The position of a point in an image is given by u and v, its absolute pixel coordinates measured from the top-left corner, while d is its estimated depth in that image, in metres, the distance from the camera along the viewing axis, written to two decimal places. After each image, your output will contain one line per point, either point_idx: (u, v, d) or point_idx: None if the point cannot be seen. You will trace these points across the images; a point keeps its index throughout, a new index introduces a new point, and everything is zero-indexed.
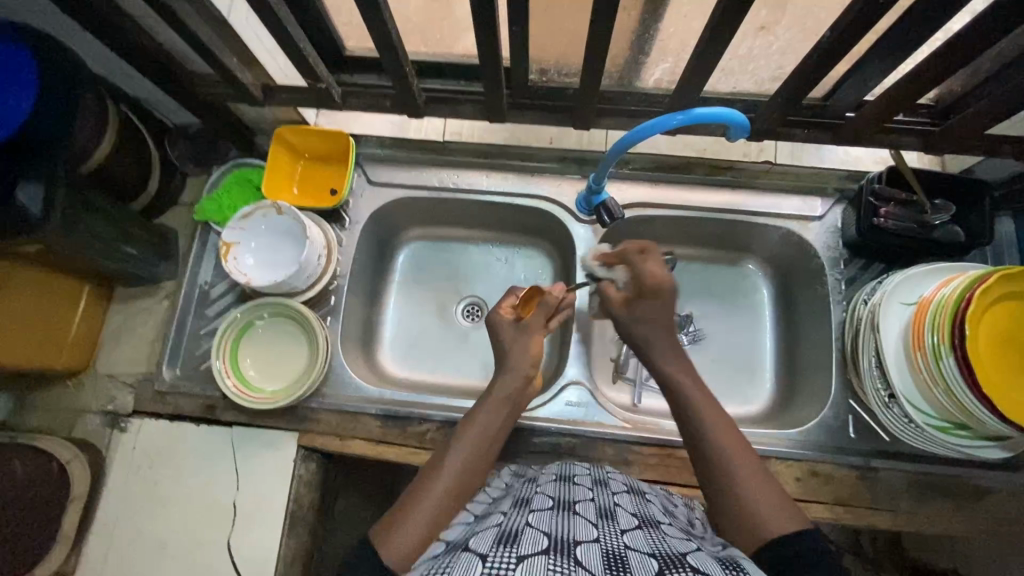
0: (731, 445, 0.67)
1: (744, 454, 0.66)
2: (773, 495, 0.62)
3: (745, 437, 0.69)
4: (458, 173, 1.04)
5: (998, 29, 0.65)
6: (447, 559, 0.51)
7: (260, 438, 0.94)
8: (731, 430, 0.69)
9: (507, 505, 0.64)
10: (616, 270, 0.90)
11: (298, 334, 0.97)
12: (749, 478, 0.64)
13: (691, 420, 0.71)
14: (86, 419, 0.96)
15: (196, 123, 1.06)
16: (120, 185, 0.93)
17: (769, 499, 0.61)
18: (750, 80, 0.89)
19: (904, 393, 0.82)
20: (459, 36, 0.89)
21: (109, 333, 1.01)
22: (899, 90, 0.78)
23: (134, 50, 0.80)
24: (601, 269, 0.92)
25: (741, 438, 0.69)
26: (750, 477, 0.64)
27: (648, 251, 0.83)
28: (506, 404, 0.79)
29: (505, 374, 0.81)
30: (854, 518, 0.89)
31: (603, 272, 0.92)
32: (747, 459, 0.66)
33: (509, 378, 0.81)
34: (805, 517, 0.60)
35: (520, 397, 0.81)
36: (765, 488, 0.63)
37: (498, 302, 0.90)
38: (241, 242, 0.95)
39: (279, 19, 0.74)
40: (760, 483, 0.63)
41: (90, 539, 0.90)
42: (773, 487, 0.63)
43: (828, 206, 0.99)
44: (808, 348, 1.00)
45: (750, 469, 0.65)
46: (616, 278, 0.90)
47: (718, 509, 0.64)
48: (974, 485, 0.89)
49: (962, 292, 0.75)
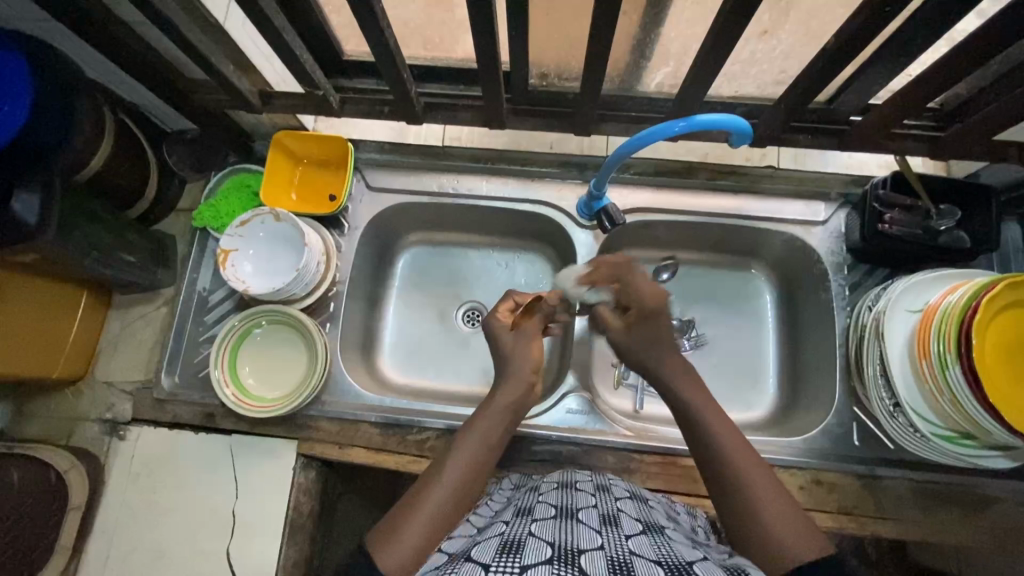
0: (742, 459, 0.67)
1: (755, 470, 0.66)
2: (791, 511, 0.61)
3: (755, 452, 0.68)
4: (459, 178, 1.03)
5: (1006, 34, 0.64)
6: (449, 569, 0.50)
7: (261, 446, 0.93)
8: (741, 445, 0.68)
9: (509, 513, 0.63)
10: (604, 291, 0.90)
11: (297, 341, 0.96)
12: (763, 496, 0.63)
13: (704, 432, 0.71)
14: (85, 427, 0.96)
15: (194, 130, 1.04)
16: (119, 193, 0.93)
17: (783, 517, 0.61)
18: (753, 84, 0.88)
19: (909, 402, 0.82)
20: (458, 40, 0.86)
21: (107, 340, 1.00)
22: (905, 94, 0.76)
23: (130, 58, 0.79)
24: (589, 291, 0.90)
25: (751, 453, 0.68)
26: (762, 494, 0.63)
27: (632, 268, 0.87)
28: (510, 411, 0.78)
29: (506, 383, 0.80)
30: (859, 527, 0.88)
31: (592, 296, 0.90)
32: (761, 477, 0.65)
33: (511, 386, 0.79)
34: (821, 539, 0.59)
35: (524, 405, 0.80)
36: (780, 507, 0.62)
37: (494, 307, 0.88)
38: (239, 249, 0.95)
39: (275, 25, 0.73)
40: (775, 501, 0.62)
41: (90, 548, 0.90)
42: (787, 503, 0.62)
43: (832, 210, 0.98)
44: (812, 355, 0.99)
45: (763, 485, 0.64)
46: (605, 301, 0.90)
47: (737, 534, 0.63)
48: (981, 494, 0.88)
49: (968, 301, 0.74)
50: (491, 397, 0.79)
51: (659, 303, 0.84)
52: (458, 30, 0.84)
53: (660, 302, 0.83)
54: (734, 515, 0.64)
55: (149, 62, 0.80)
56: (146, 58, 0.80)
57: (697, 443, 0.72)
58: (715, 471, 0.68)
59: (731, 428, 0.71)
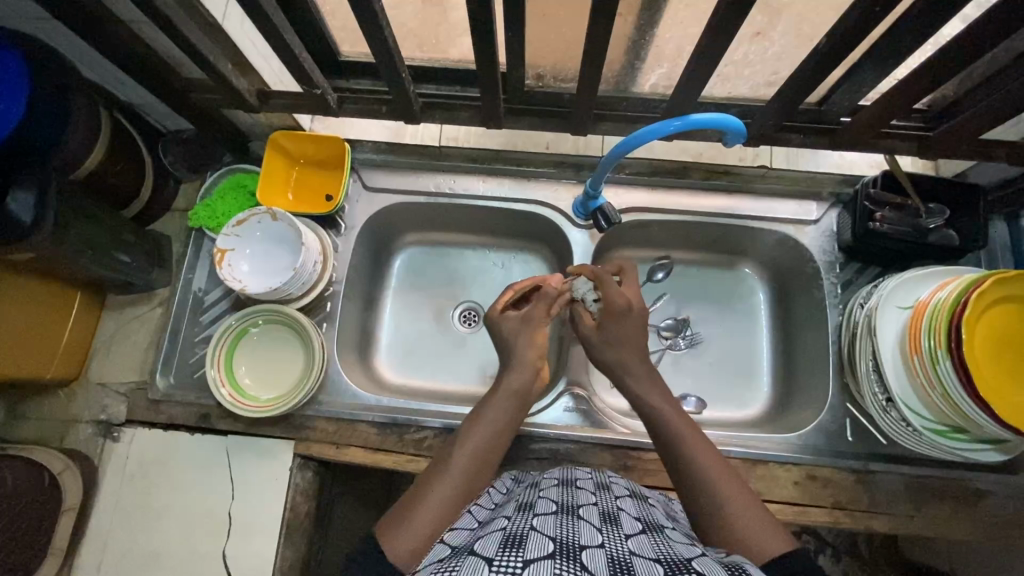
0: (709, 460, 0.68)
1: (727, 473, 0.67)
2: (756, 510, 0.63)
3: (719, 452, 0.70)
4: (456, 178, 1.04)
5: (993, 36, 0.66)
6: (452, 563, 0.50)
7: (257, 448, 0.93)
8: (709, 451, 0.69)
9: (511, 508, 0.63)
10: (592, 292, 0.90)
11: (294, 341, 0.96)
12: (728, 488, 0.65)
13: (675, 441, 0.72)
14: (78, 429, 0.95)
15: (190, 129, 1.04)
16: (115, 192, 0.92)
17: (751, 508, 0.63)
18: (746, 86, 0.89)
19: (902, 397, 0.83)
20: (454, 42, 0.87)
21: (101, 341, 1.00)
22: (894, 96, 0.78)
23: (127, 58, 0.79)
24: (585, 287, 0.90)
25: (715, 452, 0.70)
26: (735, 498, 0.64)
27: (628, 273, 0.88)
28: (517, 398, 0.79)
29: (513, 369, 0.81)
30: (853, 522, 0.89)
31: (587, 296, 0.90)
32: (729, 478, 0.66)
33: (518, 371, 0.80)
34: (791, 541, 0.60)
35: (530, 391, 0.81)
36: (752, 506, 0.63)
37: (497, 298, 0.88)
38: (236, 249, 0.94)
39: (274, 24, 0.73)
40: (740, 495, 0.64)
41: (83, 550, 0.89)
42: (756, 504, 0.64)
43: (824, 209, 1.00)
44: (805, 353, 1.00)
45: (729, 481, 0.66)
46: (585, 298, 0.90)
47: (700, 529, 0.64)
48: (972, 487, 0.90)
49: (958, 297, 0.75)
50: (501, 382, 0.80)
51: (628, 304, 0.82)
52: (454, 32, 0.85)
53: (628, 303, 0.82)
54: (698, 505, 0.65)
55: (146, 62, 0.81)
56: (144, 58, 0.80)
57: (667, 451, 0.72)
58: (684, 473, 0.69)
59: (697, 432, 0.72)
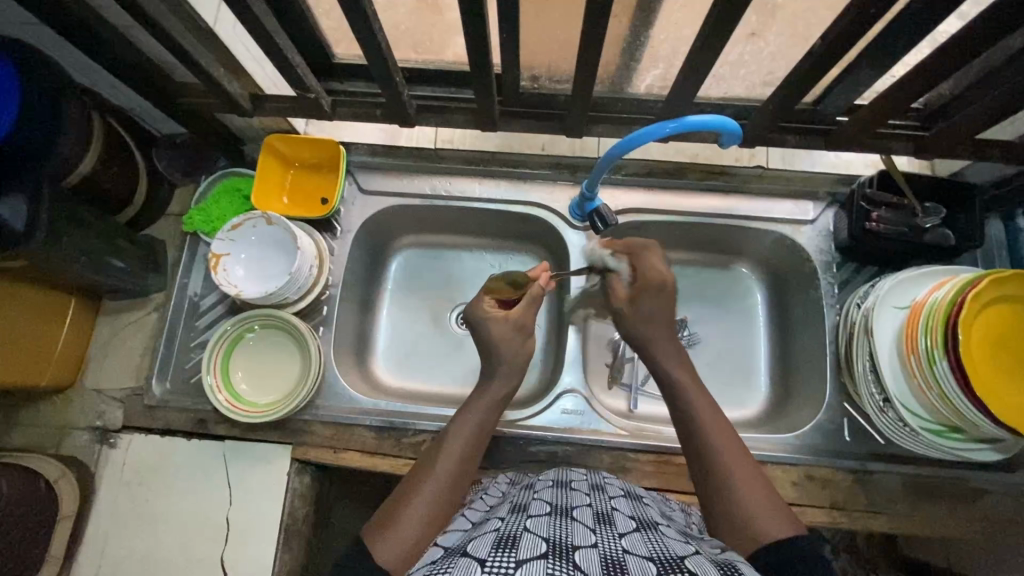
0: (725, 450, 0.67)
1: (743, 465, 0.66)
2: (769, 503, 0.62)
3: (739, 440, 0.69)
4: (452, 180, 1.03)
5: (987, 36, 0.66)
6: (445, 564, 0.50)
7: (252, 453, 0.92)
8: (730, 440, 0.68)
9: (505, 510, 0.63)
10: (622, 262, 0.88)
11: (289, 344, 0.96)
12: (742, 477, 0.64)
13: (691, 430, 0.71)
14: (74, 436, 0.95)
15: (184, 132, 1.04)
16: (108, 198, 0.92)
17: (763, 500, 0.62)
18: (741, 86, 0.89)
19: (899, 397, 0.83)
20: (448, 43, 0.86)
21: (96, 347, 0.99)
22: (889, 98, 0.78)
23: (118, 62, 0.79)
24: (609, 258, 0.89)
25: (737, 443, 0.68)
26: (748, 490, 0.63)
27: (653, 248, 0.85)
28: (500, 403, 0.79)
29: (501, 378, 0.79)
30: (849, 521, 0.90)
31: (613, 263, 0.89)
32: (743, 466, 0.65)
33: (503, 380, 0.79)
34: (800, 526, 0.60)
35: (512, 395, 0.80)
36: (763, 497, 0.62)
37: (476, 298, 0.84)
38: (230, 254, 0.94)
39: (265, 28, 0.73)
40: (753, 488, 0.63)
41: (81, 558, 0.89)
42: (768, 494, 0.63)
43: (820, 209, 1.00)
44: (802, 352, 1.00)
45: (746, 473, 0.64)
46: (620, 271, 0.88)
47: (712, 519, 0.64)
48: (970, 486, 0.90)
49: (954, 297, 0.75)
50: (483, 389, 0.79)
51: (664, 279, 0.82)
52: (449, 33, 0.84)
53: (663, 278, 0.82)
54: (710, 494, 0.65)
55: (137, 67, 0.80)
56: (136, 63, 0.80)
57: (684, 439, 0.72)
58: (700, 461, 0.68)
59: (720, 420, 0.71)
